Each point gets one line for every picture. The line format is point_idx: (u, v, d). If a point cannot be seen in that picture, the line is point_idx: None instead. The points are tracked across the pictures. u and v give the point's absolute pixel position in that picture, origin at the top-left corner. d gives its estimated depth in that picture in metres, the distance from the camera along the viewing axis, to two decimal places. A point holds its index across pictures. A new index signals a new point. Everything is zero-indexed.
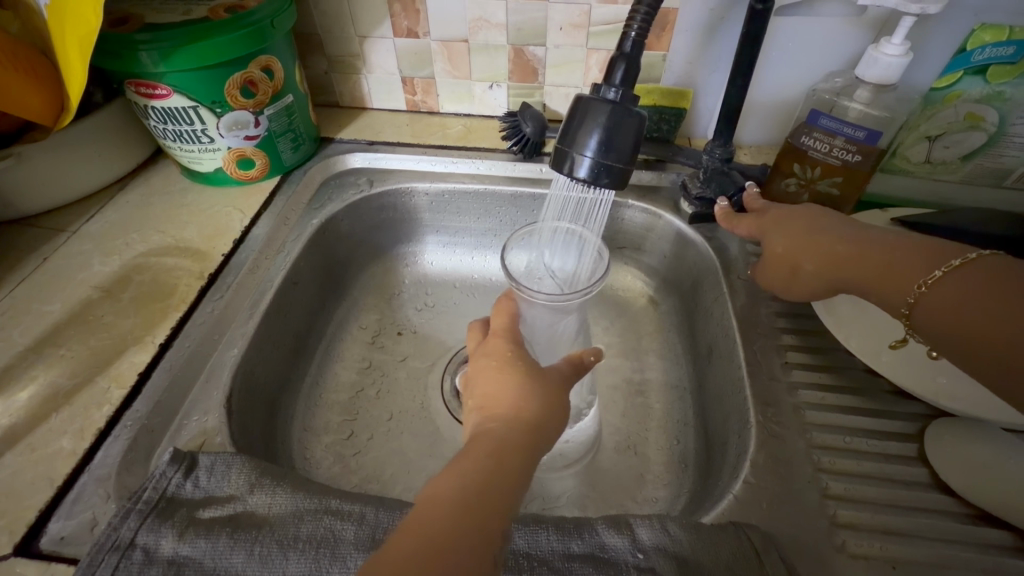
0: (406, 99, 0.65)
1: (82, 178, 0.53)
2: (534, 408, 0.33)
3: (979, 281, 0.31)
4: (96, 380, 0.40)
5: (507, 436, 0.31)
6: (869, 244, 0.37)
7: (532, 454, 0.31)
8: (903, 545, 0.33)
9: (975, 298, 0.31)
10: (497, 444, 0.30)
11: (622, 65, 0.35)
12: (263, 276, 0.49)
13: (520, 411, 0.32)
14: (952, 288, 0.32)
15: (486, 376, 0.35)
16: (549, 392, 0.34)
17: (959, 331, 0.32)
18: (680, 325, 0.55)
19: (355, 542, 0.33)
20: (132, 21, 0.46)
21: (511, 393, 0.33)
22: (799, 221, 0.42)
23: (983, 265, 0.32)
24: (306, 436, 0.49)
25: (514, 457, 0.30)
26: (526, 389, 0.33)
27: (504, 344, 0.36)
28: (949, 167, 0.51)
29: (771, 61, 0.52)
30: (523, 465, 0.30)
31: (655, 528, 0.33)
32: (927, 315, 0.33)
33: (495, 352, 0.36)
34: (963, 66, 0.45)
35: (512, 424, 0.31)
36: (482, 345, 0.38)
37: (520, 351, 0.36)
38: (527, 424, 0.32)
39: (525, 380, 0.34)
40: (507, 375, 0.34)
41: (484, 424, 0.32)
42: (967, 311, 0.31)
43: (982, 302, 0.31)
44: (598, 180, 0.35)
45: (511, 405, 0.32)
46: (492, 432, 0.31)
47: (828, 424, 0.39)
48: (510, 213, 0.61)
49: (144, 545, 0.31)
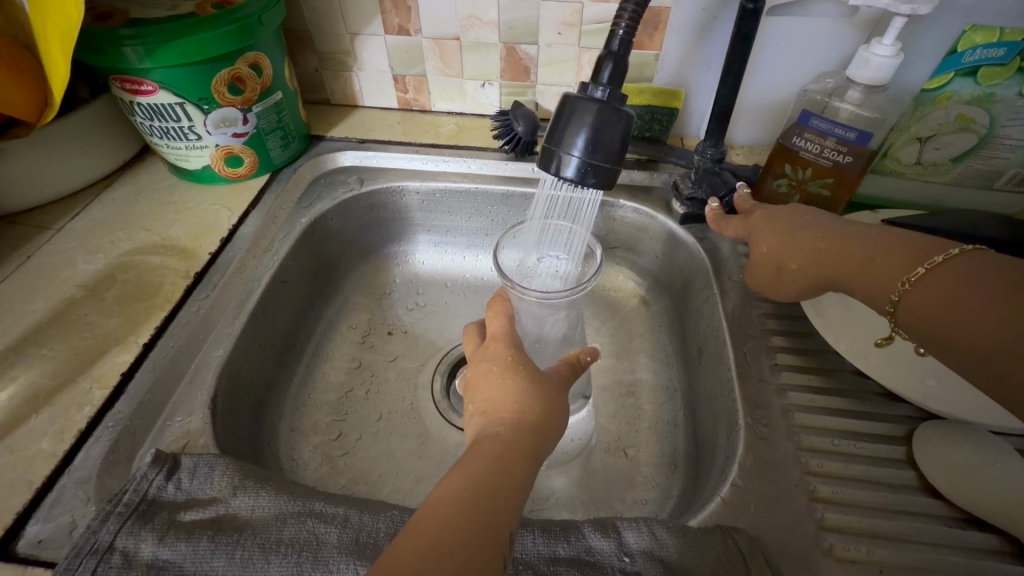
0: (397, 97, 0.65)
1: (68, 175, 0.52)
2: (538, 410, 0.32)
3: (961, 278, 0.31)
4: (77, 380, 0.40)
5: (513, 437, 0.30)
6: (855, 240, 0.37)
7: (537, 456, 0.31)
8: (890, 548, 0.33)
9: (958, 295, 0.31)
10: (502, 445, 0.30)
11: (609, 64, 0.35)
12: (251, 274, 0.48)
13: (523, 415, 0.32)
14: (934, 285, 0.32)
15: (488, 381, 0.34)
16: (551, 393, 0.34)
17: (943, 329, 0.31)
18: (671, 326, 0.55)
19: (339, 546, 0.32)
20: (117, 16, 0.45)
21: (516, 395, 0.33)
22: (788, 221, 0.41)
23: (964, 262, 0.32)
24: (293, 437, 0.48)
25: (519, 461, 0.29)
26: (530, 391, 0.33)
27: (505, 348, 0.36)
28: (940, 169, 0.51)
29: (763, 61, 0.52)
30: (528, 466, 0.30)
31: (642, 531, 0.33)
32: (911, 312, 0.33)
33: (496, 357, 0.36)
34: (954, 67, 0.45)
35: (518, 426, 0.31)
36: (482, 349, 0.37)
37: (520, 355, 0.36)
38: (533, 424, 0.32)
39: (529, 383, 0.34)
40: (509, 380, 0.34)
41: (487, 427, 0.31)
42: (949, 309, 0.31)
43: (964, 299, 0.31)
44: (585, 180, 0.34)
45: (515, 407, 0.32)
46: (498, 436, 0.31)
47: (816, 427, 0.39)
48: (501, 212, 0.60)
49: (123, 549, 0.31)
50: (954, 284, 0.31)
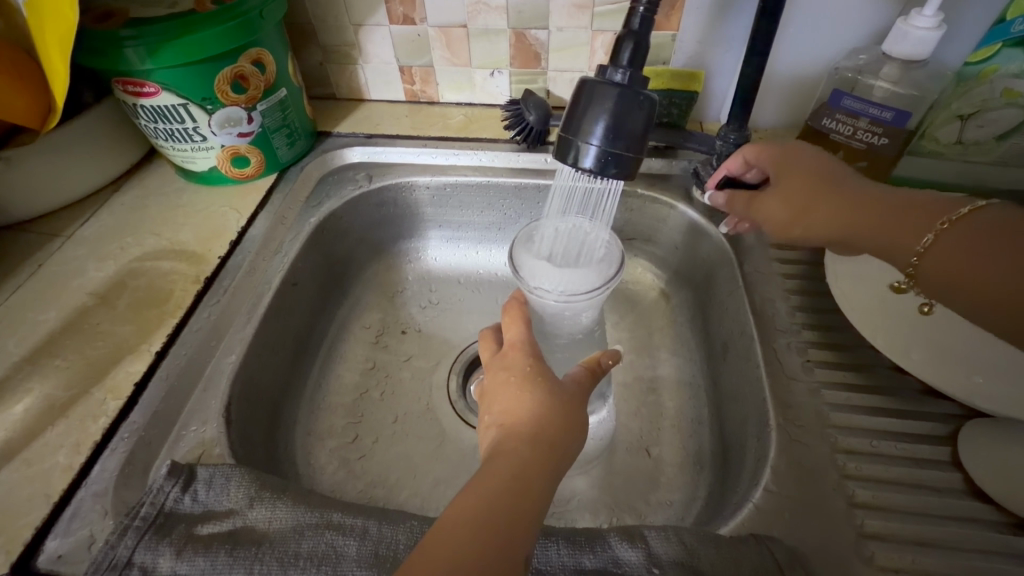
0: (405, 89, 0.63)
1: (76, 181, 0.52)
2: (557, 427, 0.31)
3: (975, 236, 0.32)
4: (91, 391, 0.39)
5: (529, 455, 0.29)
6: (898, 205, 0.36)
7: (554, 474, 0.29)
8: (936, 556, 0.31)
9: (974, 254, 0.31)
10: (518, 464, 0.28)
11: (630, 44, 0.32)
12: (261, 278, 0.47)
13: (542, 428, 0.30)
14: (952, 243, 0.32)
15: (505, 391, 0.33)
16: (570, 405, 0.32)
17: (963, 286, 0.32)
18: (693, 319, 0.53)
19: (358, 559, 0.31)
20: (116, 17, 0.44)
21: (532, 408, 0.31)
22: (825, 171, 0.39)
23: (981, 218, 0.32)
24: (310, 442, 0.48)
25: (536, 481, 0.28)
26: (549, 404, 0.31)
27: (523, 357, 0.34)
28: (983, 148, 0.46)
29: (789, 38, 0.49)
30: (546, 484, 0.28)
31: (669, 539, 0.32)
32: (934, 282, 0.33)
33: (516, 367, 0.34)
34: (1002, 38, 0.42)
35: (534, 443, 0.29)
36: (500, 357, 0.36)
37: (541, 364, 0.34)
38: (551, 443, 0.30)
39: (548, 397, 0.32)
40: (528, 392, 0.32)
41: (504, 440, 0.30)
42: (969, 266, 0.31)
43: (982, 259, 0.31)
44: (605, 170, 0.32)
45: (532, 421, 0.30)
46: (515, 452, 0.29)
47: (852, 426, 0.37)
48: (514, 205, 0.58)
49: (141, 564, 0.30)
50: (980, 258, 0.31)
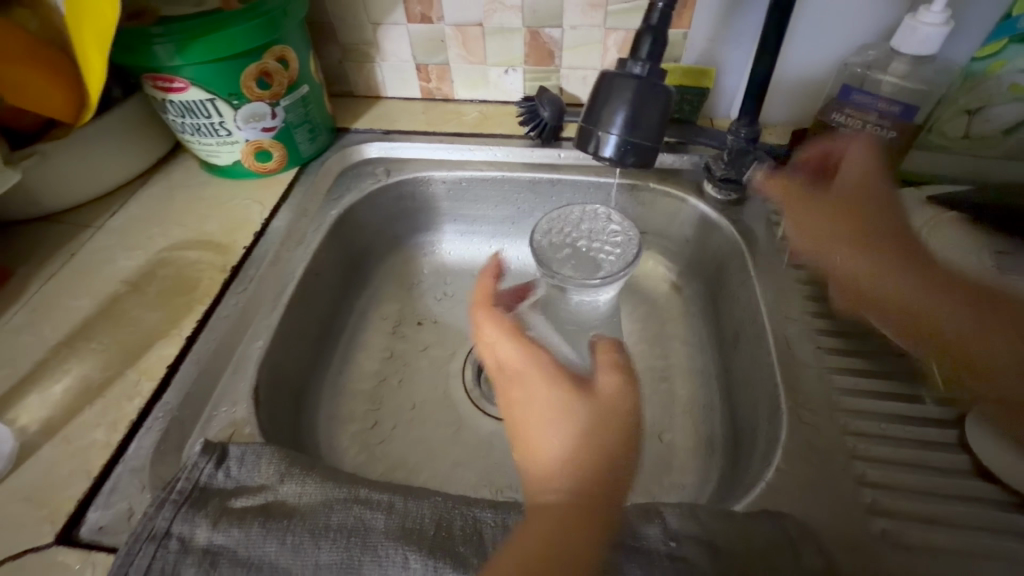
0: (421, 86, 0.64)
1: (106, 174, 0.53)
2: (587, 453, 0.32)
3: (943, 295, 0.38)
4: (126, 373, 0.41)
5: (573, 496, 0.30)
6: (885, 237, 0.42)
7: (604, 500, 0.30)
8: (942, 533, 0.32)
9: (933, 299, 0.38)
10: (563, 503, 0.29)
11: (648, 38, 0.34)
12: (285, 267, 0.49)
13: (576, 459, 0.32)
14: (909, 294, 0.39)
15: (533, 420, 0.34)
16: (607, 427, 0.33)
17: (922, 318, 0.39)
18: (704, 310, 0.54)
19: (385, 531, 0.33)
20: (148, 15, 0.46)
21: (563, 439, 0.32)
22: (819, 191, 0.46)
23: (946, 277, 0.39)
24: (331, 426, 0.49)
25: (584, 515, 0.29)
26: (579, 430, 0.32)
27: (542, 381, 0.35)
28: (989, 141, 0.47)
29: (798, 35, 0.51)
30: (596, 517, 0.29)
31: (686, 514, 0.33)
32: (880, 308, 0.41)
33: (537, 392, 0.35)
34: (1008, 34, 0.42)
35: (566, 490, 0.30)
36: (514, 378, 0.36)
37: (562, 384, 0.35)
38: (587, 473, 0.31)
39: (577, 421, 0.33)
40: (556, 421, 0.33)
41: (544, 482, 0.31)
42: (929, 303, 0.38)
43: (934, 303, 0.38)
44: (624, 159, 0.34)
45: (564, 453, 0.32)
46: (555, 492, 0.30)
47: (862, 411, 0.38)
48: (528, 199, 0.60)
49: (179, 534, 0.32)
50: (929, 302, 0.38)
